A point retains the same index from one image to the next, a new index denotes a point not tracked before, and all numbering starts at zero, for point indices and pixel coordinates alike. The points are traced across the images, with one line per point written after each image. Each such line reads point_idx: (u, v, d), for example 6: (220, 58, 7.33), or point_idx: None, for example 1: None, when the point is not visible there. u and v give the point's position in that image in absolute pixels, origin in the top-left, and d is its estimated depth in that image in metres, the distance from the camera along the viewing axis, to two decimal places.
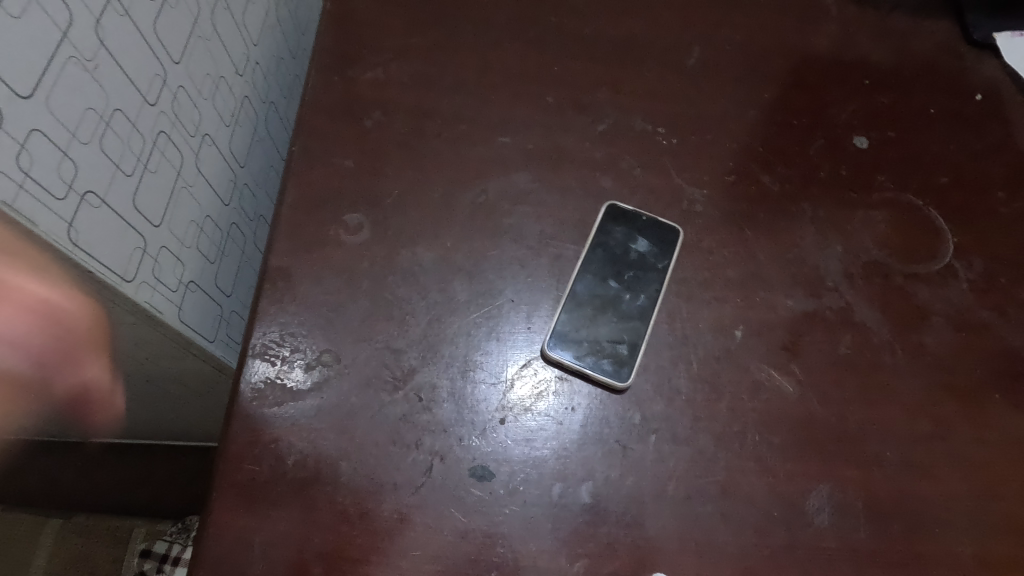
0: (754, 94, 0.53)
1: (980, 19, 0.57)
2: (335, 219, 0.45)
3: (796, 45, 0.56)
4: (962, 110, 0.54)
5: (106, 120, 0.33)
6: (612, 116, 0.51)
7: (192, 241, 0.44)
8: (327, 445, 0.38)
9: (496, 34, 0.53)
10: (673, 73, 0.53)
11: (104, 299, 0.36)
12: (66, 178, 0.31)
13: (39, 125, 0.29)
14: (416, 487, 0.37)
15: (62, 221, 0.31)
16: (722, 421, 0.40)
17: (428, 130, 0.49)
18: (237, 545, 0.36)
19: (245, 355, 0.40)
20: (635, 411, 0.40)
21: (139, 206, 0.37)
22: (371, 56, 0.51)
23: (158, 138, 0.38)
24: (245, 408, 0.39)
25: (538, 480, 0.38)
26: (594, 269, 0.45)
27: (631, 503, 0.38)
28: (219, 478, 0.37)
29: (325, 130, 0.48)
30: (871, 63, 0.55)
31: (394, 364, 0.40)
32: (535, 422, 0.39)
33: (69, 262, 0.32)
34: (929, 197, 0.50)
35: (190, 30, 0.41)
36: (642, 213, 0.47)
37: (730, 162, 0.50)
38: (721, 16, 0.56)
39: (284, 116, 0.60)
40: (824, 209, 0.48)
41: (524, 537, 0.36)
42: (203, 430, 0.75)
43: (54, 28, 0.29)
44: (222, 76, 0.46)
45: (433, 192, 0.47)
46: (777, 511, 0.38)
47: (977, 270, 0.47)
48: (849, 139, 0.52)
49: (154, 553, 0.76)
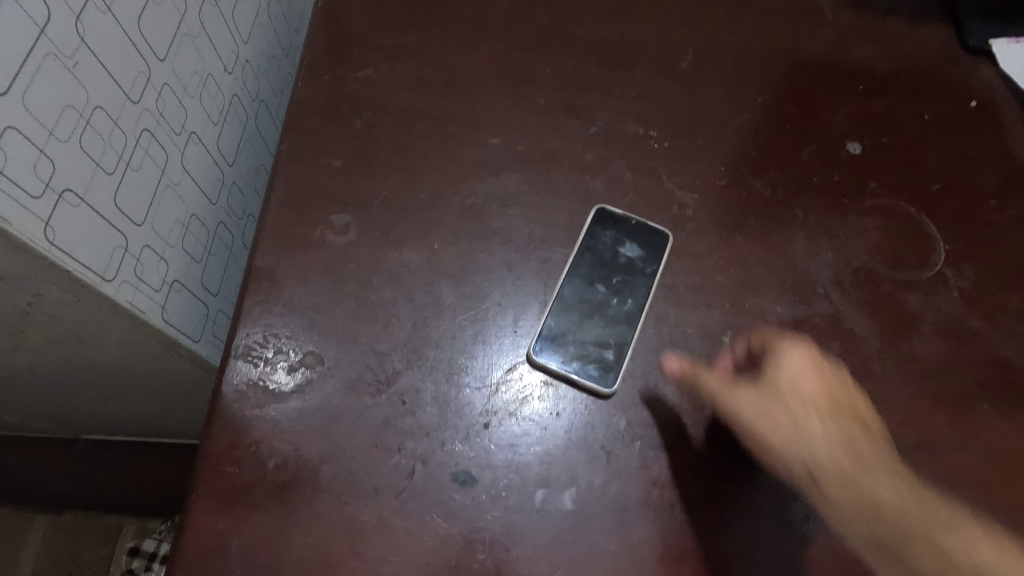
0: (748, 98, 0.53)
1: (976, 25, 0.56)
2: (322, 219, 0.45)
3: (790, 49, 0.55)
4: (956, 117, 0.53)
5: (86, 118, 0.33)
6: (604, 119, 0.50)
7: (177, 239, 0.44)
8: (309, 448, 0.37)
9: (489, 34, 0.53)
10: (666, 76, 0.53)
11: (83, 298, 0.36)
12: (42, 176, 0.30)
13: (14, 122, 0.28)
14: (397, 492, 0.37)
15: (38, 220, 0.30)
16: (709, 428, 0.40)
17: (418, 130, 0.49)
18: (215, 549, 0.35)
19: (228, 356, 0.40)
20: (621, 417, 0.40)
21: (120, 205, 0.36)
22: (362, 54, 0.51)
23: (141, 135, 0.38)
24: (227, 409, 0.38)
25: (522, 486, 0.37)
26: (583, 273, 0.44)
27: (614, 511, 0.37)
28: (198, 480, 0.36)
29: (314, 129, 0.48)
30: (866, 68, 0.55)
31: (378, 367, 0.40)
32: (519, 427, 0.39)
33: (46, 261, 0.31)
34: (922, 204, 0.49)
35: (176, 27, 0.40)
36: (632, 217, 0.46)
37: (722, 166, 0.50)
38: (716, 19, 0.56)
39: (275, 114, 0.60)
40: (815, 215, 0.48)
41: (506, 544, 0.36)
42: (190, 428, 0.74)
43: (31, 25, 0.29)
44: (210, 74, 0.46)
45: (422, 194, 0.46)
46: (762, 520, 0.38)
47: (968, 278, 0.47)
48: (842, 145, 0.51)
49: (143, 551, 0.77)
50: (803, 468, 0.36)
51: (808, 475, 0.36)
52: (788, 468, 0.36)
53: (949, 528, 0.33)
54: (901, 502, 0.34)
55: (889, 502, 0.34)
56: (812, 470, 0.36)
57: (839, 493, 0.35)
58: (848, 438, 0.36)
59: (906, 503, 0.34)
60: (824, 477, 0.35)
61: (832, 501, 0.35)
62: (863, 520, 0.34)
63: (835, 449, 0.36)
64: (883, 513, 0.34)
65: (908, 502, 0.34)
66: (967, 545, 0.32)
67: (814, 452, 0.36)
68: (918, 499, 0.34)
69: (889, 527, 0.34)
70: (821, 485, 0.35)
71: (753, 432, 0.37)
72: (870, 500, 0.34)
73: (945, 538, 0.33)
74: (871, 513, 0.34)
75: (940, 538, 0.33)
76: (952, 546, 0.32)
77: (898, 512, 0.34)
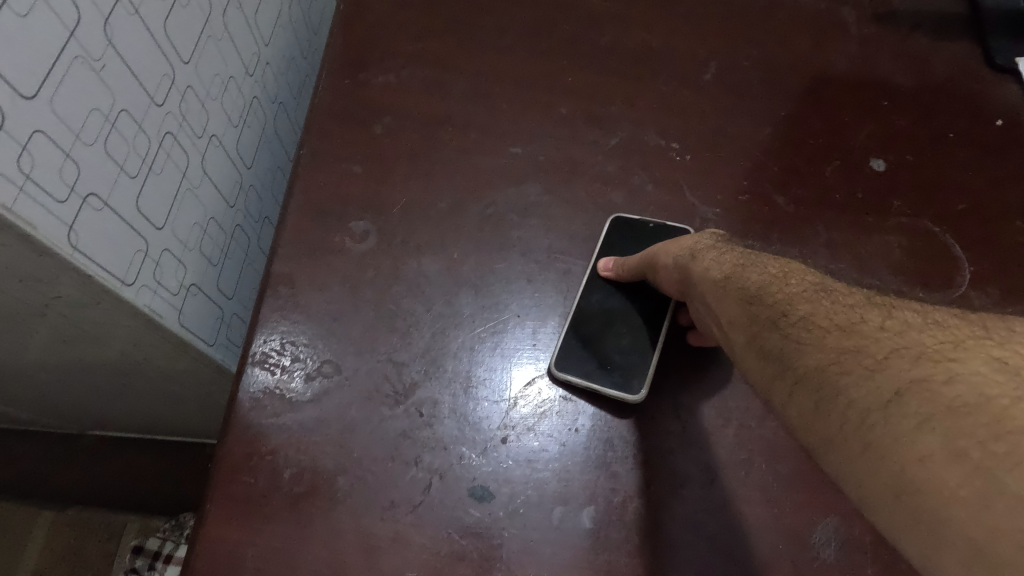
0: (771, 112, 0.52)
1: (1003, 44, 0.56)
2: (341, 226, 0.44)
3: (814, 63, 0.55)
4: (981, 136, 0.53)
5: (111, 122, 0.33)
6: (626, 130, 0.50)
7: (195, 243, 0.43)
8: (325, 459, 0.37)
9: (511, 42, 0.53)
10: (688, 88, 0.52)
11: (102, 302, 0.35)
12: (67, 180, 0.30)
13: (42, 126, 0.28)
14: (413, 506, 0.36)
15: (61, 224, 0.30)
16: (729, 448, 0.39)
17: (438, 137, 0.48)
18: (228, 560, 0.35)
19: (245, 362, 0.40)
20: (640, 434, 0.39)
21: (142, 209, 0.36)
22: (384, 60, 0.51)
23: (164, 139, 0.38)
24: (242, 417, 0.38)
25: (539, 502, 0.37)
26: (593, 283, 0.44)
27: (633, 530, 0.37)
28: (212, 489, 0.36)
29: (334, 134, 0.48)
30: (890, 84, 0.54)
31: (395, 378, 0.40)
32: (537, 442, 0.39)
33: (68, 265, 0.31)
34: (947, 224, 0.49)
35: (200, 30, 0.40)
36: (649, 219, 0.46)
37: (744, 181, 0.49)
38: (739, 31, 0.55)
39: (293, 117, 0.59)
40: (838, 233, 0.48)
41: (523, 561, 0.36)
42: (198, 428, 0.74)
43: (62, 28, 0.28)
44: (231, 77, 0.46)
45: (441, 202, 0.46)
46: (782, 543, 0.37)
47: (993, 300, 0.46)
48: (867, 162, 0.51)
49: (146, 549, 0.75)
50: (714, 272, 0.34)
51: (738, 306, 0.31)
52: (698, 275, 0.35)
53: (904, 360, 0.24)
54: (849, 312, 0.27)
55: (858, 308, 0.28)
56: (746, 289, 0.31)
57: (779, 318, 0.29)
58: (768, 262, 0.33)
59: (852, 309, 0.27)
60: (762, 308, 0.30)
61: (728, 304, 0.32)
62: (781, 315, 0.29)
63: (756, 262, 0.33)
64: (841, 337, 0.26)
65: (862, 318, 0.27)
66: (965, 402, 0.22)
67: (773, 297, 0.30)
68: (879, 308, 0.27)
69: (804, 307, 0.29)
70: (726, 291, 0.33)
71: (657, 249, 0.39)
72: (809, 322, 0.28)
73: (908, 339, 0.25)
74: (803, 326, 0.28)
75: (888, 334, 0.26)
76: (915, 326, 0.26)
77: (855, 319, 0.27)
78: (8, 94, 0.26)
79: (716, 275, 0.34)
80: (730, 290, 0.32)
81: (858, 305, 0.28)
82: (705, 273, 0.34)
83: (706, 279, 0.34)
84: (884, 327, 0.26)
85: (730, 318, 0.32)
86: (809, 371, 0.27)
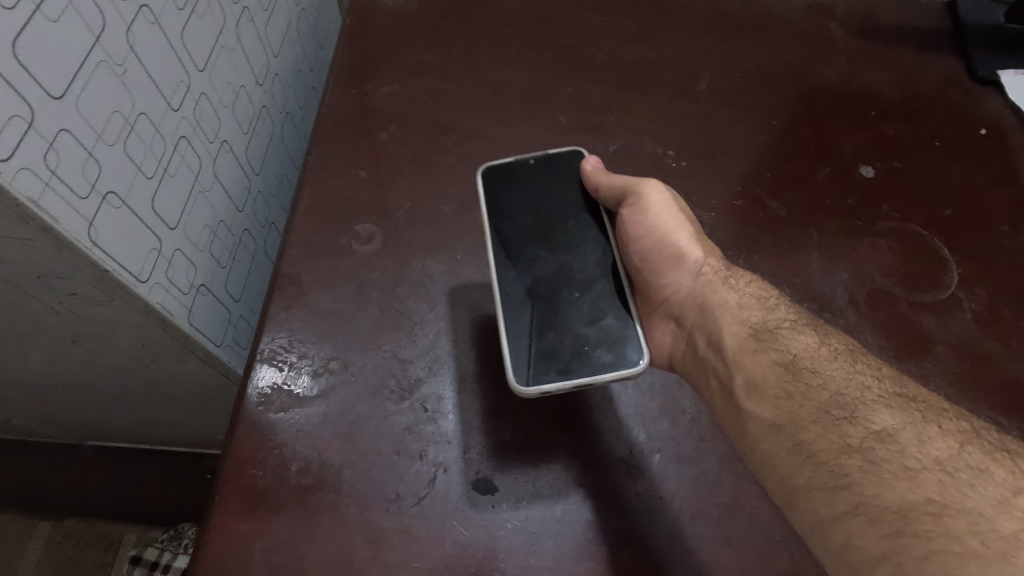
0: (763, 121, 0.54)
1: (984, 57, 0.58)
2: (348, 228, 0.46)
3: (804, 75, 0.57)
4: (966, 144, 0.55)
5: (131, 124, 0.34)
6: (623, 138, 0.52)
7: (204, 245, 0.44)
8: (332, 453, 0.38)
9: (511, 55, 0.55)
10: (684, 98, 0.54)
11: (117, 298, 0.36)
12: (89, 179, 0.31)
13: (68, 125, 0.29)
14: (418, 498, 0.37)
15: (83, 220, 0.31)
16: (728, 442, 0.40)
17: (442, 145, 0.50)
18: (237, 551, 0.35)
19: (253, 360, 0.41)
20: (639, 429, 0.40)
21: (156, 209, 0.37)
22: (388, 71, 0.53)
23: (179, 142, 0.39)
24: (251, 413, 0.39)
25: (543, 495, 0.38)
26: (528, 251, 0.41)
27: (635, 522, 0.37)
28: (221, 483, 0.37)
29: (340, 141, 0.49)
30: (878, 95, 0.56)
31: (400, 374, 0.40)
32: (539, 437, 0.39)
33: (87, 260, 0.32)
34: (935, 228, 0.50)
35: (214, 40, 0.42)
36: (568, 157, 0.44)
37: (737, 186, 0.51)
38: (732, 45, 0.58)
39: (300, 127, 0.61)
40: (830, 237, 0.49)
41: (525, 552, 0.36)
42: (199, 436, 0.74)
43: (88, 34, 0.30)
44: (242, 86, 0.47)
45: (445, 206, 0.47)
46: (780, 535, 0.38)
47: (981, 300, 0.47)
48: (856, 168, 0.52)
49: (144, 559, 0.76)
50: (750, 317, 0.38)
51: (775, 370, 0.35)
52: (719, 308, 0.39)
53: None
54: (951, 449, 0.28)
55: (969, 450, 0.28)
56: (788, 359, 0.35)
57: (846, 420, 0.31)
58: (826, 338, 0.36)
59: (964, 456, 0.28)
60: (818, 396, 0.32)
61: (762, 361, 0.35)
62: (850, 416, 0.31)
63: (804, 328, 0.37)
64: (957, 482, 0.27)
65: (989, 473, 0.27)
66: None
67: (823, 382, 0.33)
68: (996, 459, 0.28)
69: (887, 417, 0.30)
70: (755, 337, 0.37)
71: (673, 237, 0.42)
72: (892, 442, 0.29)
73: None
74: (878, 442, 0.29)
75: (1018, 508, 0.26)
76: None
77: (955, 456, 0.28)
78: (37, 93, 0.27)
79: (757, 326, 0.37)
80: (769, 348, 0.36)
81: (959, 438, 0.29)
82: (736, 313, 0.38)
83: (733, 321, 0.38)
84: (1012, 498, 0.26)
85: (751, 379, 0.35)
86: (888, 510, 0.27)
